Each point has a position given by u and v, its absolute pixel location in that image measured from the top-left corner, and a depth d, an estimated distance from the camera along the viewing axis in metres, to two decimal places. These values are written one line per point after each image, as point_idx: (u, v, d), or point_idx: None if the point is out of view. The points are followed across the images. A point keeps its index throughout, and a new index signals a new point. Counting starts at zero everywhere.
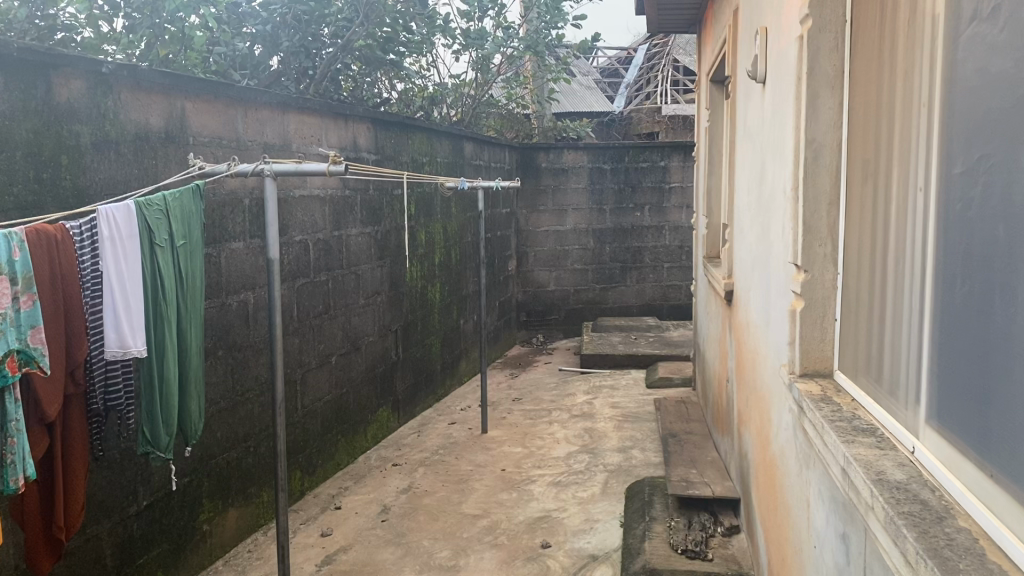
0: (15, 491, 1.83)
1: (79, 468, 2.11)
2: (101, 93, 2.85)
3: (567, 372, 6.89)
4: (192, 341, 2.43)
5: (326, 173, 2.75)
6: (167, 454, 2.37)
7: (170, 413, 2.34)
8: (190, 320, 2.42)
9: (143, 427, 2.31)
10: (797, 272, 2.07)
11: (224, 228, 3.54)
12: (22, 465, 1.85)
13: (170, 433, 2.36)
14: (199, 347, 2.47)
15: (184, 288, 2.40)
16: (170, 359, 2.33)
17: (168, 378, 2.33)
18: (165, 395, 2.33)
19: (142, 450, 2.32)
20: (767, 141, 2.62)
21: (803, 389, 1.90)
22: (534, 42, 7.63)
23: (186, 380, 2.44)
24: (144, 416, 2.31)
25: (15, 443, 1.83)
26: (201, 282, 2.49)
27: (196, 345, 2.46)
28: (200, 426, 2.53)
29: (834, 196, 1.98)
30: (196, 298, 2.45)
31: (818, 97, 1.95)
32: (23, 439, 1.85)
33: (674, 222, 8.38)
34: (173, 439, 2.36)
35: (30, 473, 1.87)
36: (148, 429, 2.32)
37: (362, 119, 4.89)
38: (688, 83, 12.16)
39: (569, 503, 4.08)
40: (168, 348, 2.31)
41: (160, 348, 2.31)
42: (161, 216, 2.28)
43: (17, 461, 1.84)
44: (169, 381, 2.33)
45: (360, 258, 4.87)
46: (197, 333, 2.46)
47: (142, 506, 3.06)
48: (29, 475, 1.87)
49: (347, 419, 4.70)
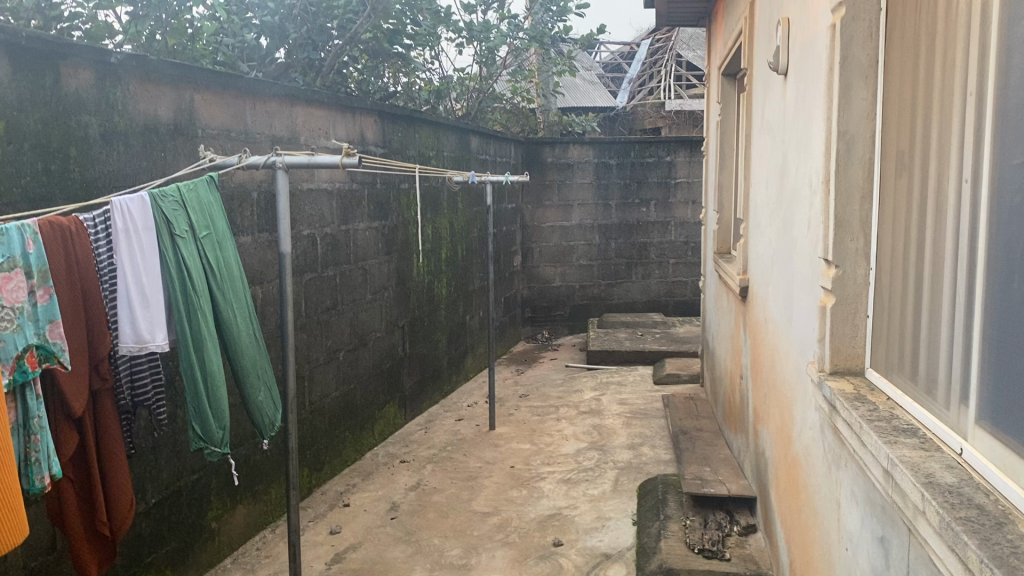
0: (41, 489, 1.81)
1: (117, 462, 2.07)
2: (109, 83, 2.79)
3: (573, 368, 6.84)
4: (236, 333, 2.36)
5: (339, 166, 2.69)
6: (223, 449, 2.31)
7: (218, 407, 2.29)
8: (233, 310, 2.35)
9: (191, 423, 2.28)
10: (828, 268, 2.01)
11: (232, 221, 3.49)
12: (47, 463, 1.82)
13: (221, 427, 2.31)
14: (251, 337, 2.42)
15: (218, 280, 2.31)
16: (211, 353, 2.25)
17: (213, 373, 2.26)
18: (211, 390, 2.27)
19: (194, 446, 2.27)
20: (790, 134, 2.58)
21: (836, 388, 1.85)
22: (539, 35, 7.53)
23: (243, 370, 2.39)
24: (192, 412, 2.27)
25: (38, 441, 1.80)
26: (238, 272, 2.42)
27: (247, 335, 2.41)
28: (274, 417, 2.54)
29: (867, 189, 1.92)
30: (236, 288, 2.38)
31: (851, 87, 1.90)
32: (47, 437, 1.82)
33: (680, 218, 8.32)
34: (226, 432, 2.32)
35: (56, 471, 1.85)
36: (198, 424, 2.28)
37: (370, 112, 4.84)
38: (692, 78, 12.09)
39: (580, 500, 4.04)
40: (206, 342, 2.23)
41: (197, 343, 2.23)
42: (177, 207, 2.20)
43: (42, 460, 1.81)
44: (213, 377, 2.26)
45: (368, 253, 4.82)
46: (245, 323, 2.41)
47: (150, 505, 3.02)
48: (54, 473, 1.84)
49: (354, 415, 4.66)
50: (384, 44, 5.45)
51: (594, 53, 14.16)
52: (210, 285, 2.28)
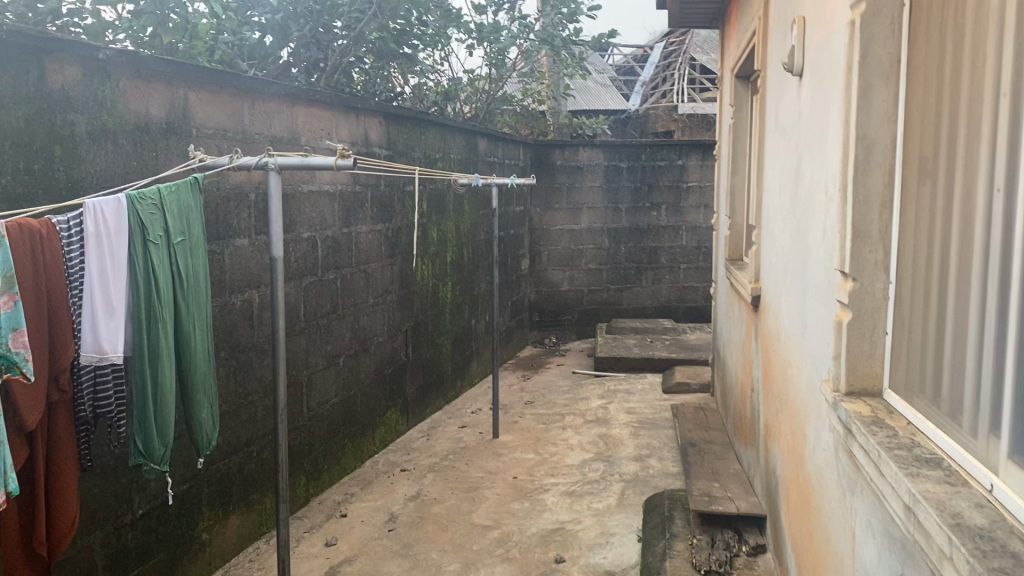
0: None
1: (65, 476, 1.99)
2: (98, 81, 2.70)
3: (581, 374, 6.72)
4: (193, 346, 2.26)
5: (333, 168, 2.57)
6: (161, 467, 2.18)
7: (164, 424, 2.16)
8: (194, 322, 2.26)
9: (134, 437, 2.13)
10: (844, 280, 1.88)
11: (228, 223, 3.40)
12: (3, 479, 1.71)
13: (164, 444, 2.18)
14: (204, 352, 2.32)
15: (184, 289, 2.23)
16: (164, 364, 2.14)
17: (164, 385, 2.14)
18: (161, 403, 2.15)
19: (133, 462, 2.13)
20: (805, 138, 2.46)
21: (852, 410, 1.72)
22: (550, 36, 7.45)
23: (192, 385, 2.27)
24: (136, 426, 2.13)
25: None
26: (203, 283, 2.33)
27: (201, 349, 2.30)
28: (213, 437, 2.41)
29: (888, 197, 1.79)
30: (198, 299, 2.29)
31: (872, 88, 1.76)
32: (5, 451, 1.71)
33: (691, 223, 8.18)
34: (168, 450, 2.18)
35: (13, 488, 1.73)
36: (139, 440, 2.14)
37: (374, 113, 4.74)
38: (705, 81, 11.95)
39: (584, 514, 3.92)
40: (162, 353, 2.13)
41: (153, 353, 2.13)
42: (155, 211, 2.13)
43: None
44: (164, 389, 2.15)
45: (370, 257, 4.72)
46: (201, 337, 2.31)
47: (137, 516, 2.92)
48: (11, 490, 1.73)
49: (354, 422, 4.56)
50: (391, 44, 5.36)
51: (606, 55, 14.06)
52: (176, 293, 2.20)
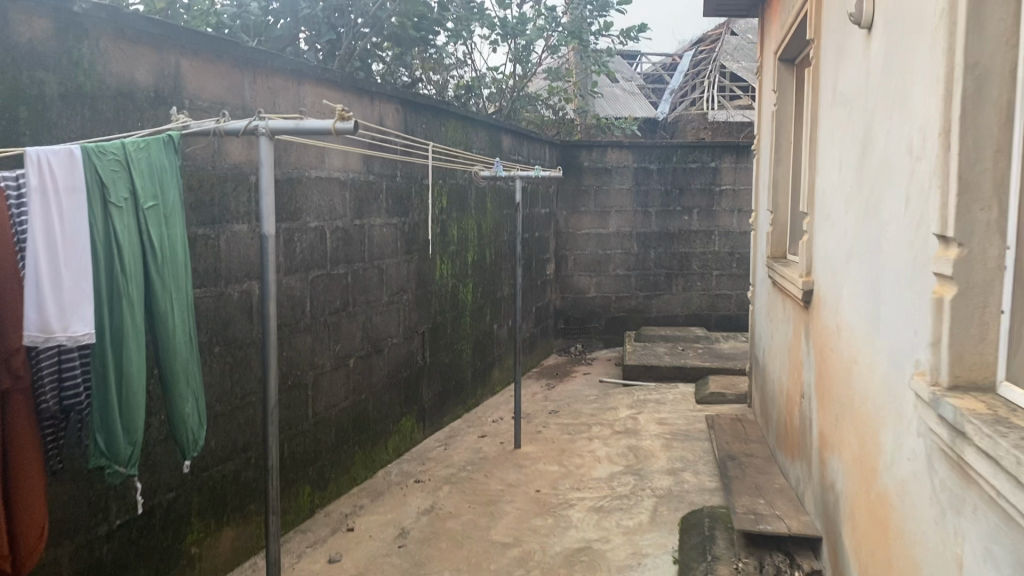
0: None
1: (25, 478, 1.66)
2: (73, 38, 2.41)
3: (608, 384, 6.36)
4: (173, 328, 1.90)
5: (331, 132, 2.22)
6: (128, 470, 1.81)
7: (132, 418, 1.79)
8: (170, 301, 1.90)
9: (94, 435, 1.77)
10: (944, 247, 1.53)
11: (224, 207, 3.11)
12: None
13: (132, 444, 1.81)
14: (185, 337, 1.95)
15: (159, 262, 1.87)
16: (132, 349, 1.79)
17: (131, 374, 1.79)
18: (126, 394, 1.79)
19: (93, 464, 1.77)
20: (877, 97, 2.13)
21: (964, 407, 1.37)
22: (578, 30, 7.15)
23: (170, 374, 1.91)
24: (97, 421, 1.77)
25: None
26: (183, 254, 1.97)
27: (182, 333, 1.93)
28: (202, 438, 2.03)
29: (1005, 141, 1.43)
30: (178, 273, 1.93)
31: (985, 4, 1.41)
32: None
33: (724, 227, 7.80)
34: (138, 451, 1.81)
35: None
36: (100, 437, 1.78)
37: (390, 99, 4.44)
38: (736, 88, 11.56)
39: (613, 532, 3.55)
40: (128, 336, 1.78)
41: (116, 335, 1.78)
42: (119, 169, 1.80)
43: None
44: (130, 378, 1.79)
45: (385, 252, 4.41)
46: (183, 320, 1.95)
47: (115, 527, 2.61)
48: None
49: (365, 429, 4.24)
50: (410, 31, 5.00)
51: (635, 64, 13.79)
52: (148, 266, 1.85)
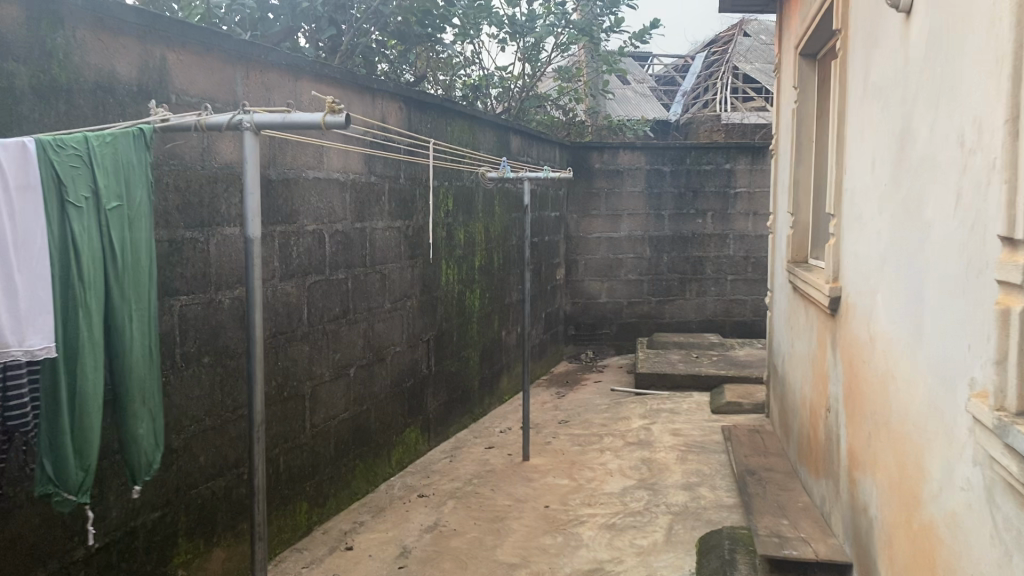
0: None
1: None
2: (47, 26, 2.25)
3: (621, 392, 6.16)
4: (133, 342, 1.73)
5: (320, 126, 2.04)
6: (78, 498, 1.63)
7: (84, 440, 1.63)
8: (131, 312, 1.73)
9: (42, 459, 1.59)
10: (1011, 251, 1.34)
11: (215, 209, 2.94)
12: None
13: (83, 469, 1.63)
14: (146, 352, 1.77)
15: (120, 269, 1.70)
16: (89, 365, 1.62)
17: (86, 393, 1.61)
18: (80, 415, 1.61)
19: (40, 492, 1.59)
20: (919, 87, 1.94)
21: None
22: (589, 28, 6.97)
23: (129, 393, 1.72)
24: (44, 444, 1.59)
25: None
26: (147, 261, 1.80)
27: (140, 347, 1.75)
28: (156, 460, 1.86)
29: None
30: (141, 282, 1.76)
31: None
32: None
33: (740, 231, 7.60)
34: (89, 477, 1.64)
35: None
36: (48, 461, 1.59)
37: (393, 98, 4.27)
38: (750, 90, 11.34)
39: (626, 553, 3.36)
40: (84, 350, 1.61)
41: (71, 349, 1.60)
42: (78, 165, 1.64)
43: None
44: (85, 396, 1.61)
45: (388, 256, 4.24)
46: (144, 333, 1.77)
47: (93, 550, 2.44)
48: None
49: (366, 441, 4.06)
50: (414, 26, 4.89)
51: (647, 66, 13.58)
52: (109, 272, 1.68)
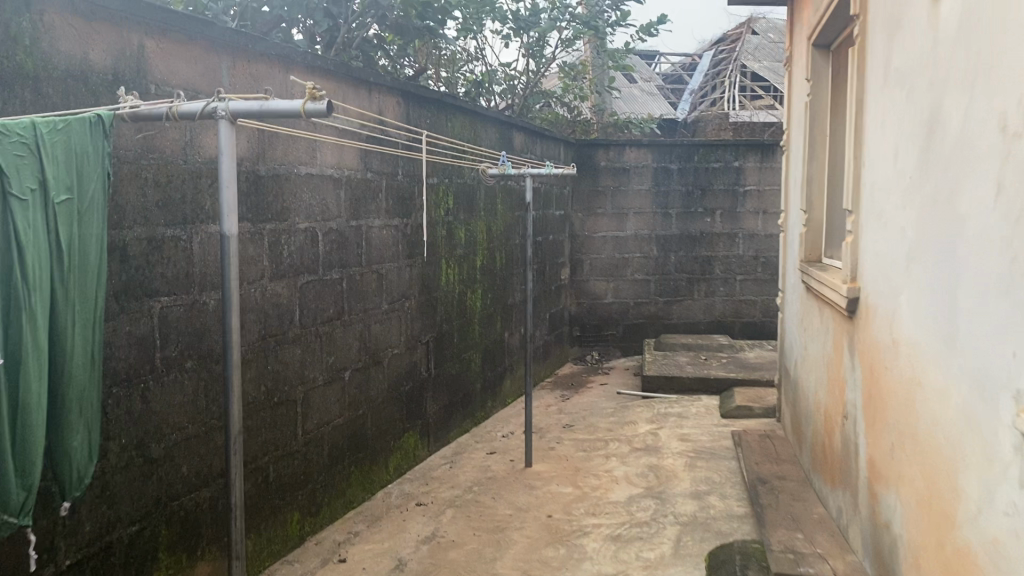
0: None
1: None
2: (12, 10, 2.11)
3: (627, 396, 5.99)
4: (76, 347, 1.58)
5: (300, 114, 1.88)
6: (15, 517, 1.49)
7: (26, 455, 1.48)
8: (74, 315, 1.58)
9: None
10: None
11: (199, 206, 2.79)
12: None
13: (24, 486, 1.49)
14: (88, 358, 1.62)
15: (65, 267, 1.57)
16: (34, 372, 1.47)
17: (30, 403, 1.47)
18: (23, 429, 1.46)
19: None
20: (951, 70, 1.77)
21: None
22: (593, 20, 6.78)
23: (69, 403, 1.58)
24: None
25: None
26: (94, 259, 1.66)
27: (82, 353, 1.61)
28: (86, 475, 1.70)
29: None
30: (86, 281, 1.63)
31: None
32: None
33: (749, 230, 7.43)
34: (28, 494, 1.50)
35: None
36: None
37: (390, 91, 4.12)
38: (759, 88, 11.16)
39: (632, 567, 3.20)
40: (29, 357, 1.46)
41: (14, 355, 1.45)
42: (22, 153, 1.51)
43: None
44: (29, 407, 1.46)
45: (385, 256, 4.08)
46: (87, 336, 1.63)
47: (63, 568, 2.30)
48: None
49: (362, 447, 3.91)
50: (414, 19, 4.71)
51: (653, 64, 13.40)
52: (54, 270, 1.55)
